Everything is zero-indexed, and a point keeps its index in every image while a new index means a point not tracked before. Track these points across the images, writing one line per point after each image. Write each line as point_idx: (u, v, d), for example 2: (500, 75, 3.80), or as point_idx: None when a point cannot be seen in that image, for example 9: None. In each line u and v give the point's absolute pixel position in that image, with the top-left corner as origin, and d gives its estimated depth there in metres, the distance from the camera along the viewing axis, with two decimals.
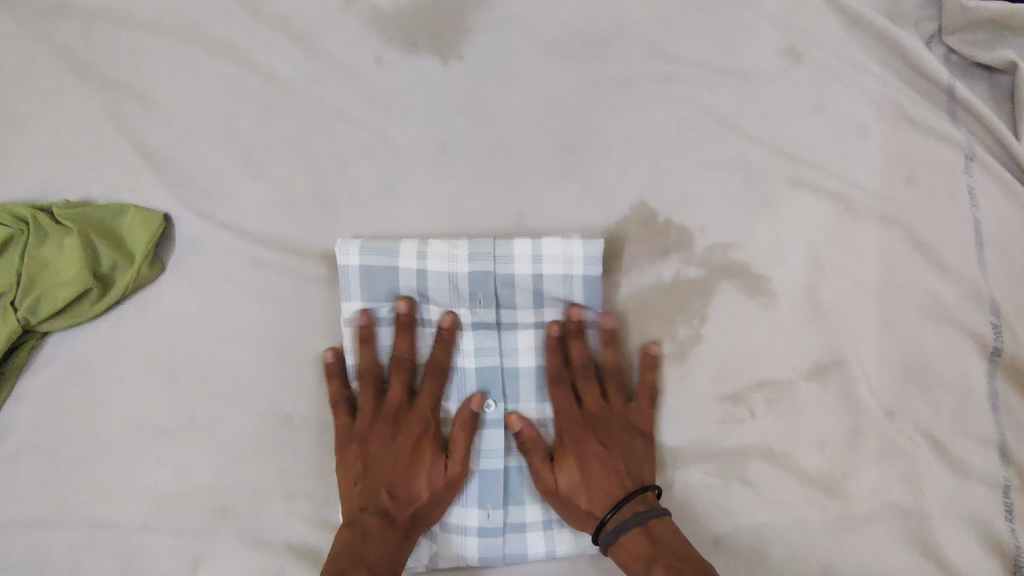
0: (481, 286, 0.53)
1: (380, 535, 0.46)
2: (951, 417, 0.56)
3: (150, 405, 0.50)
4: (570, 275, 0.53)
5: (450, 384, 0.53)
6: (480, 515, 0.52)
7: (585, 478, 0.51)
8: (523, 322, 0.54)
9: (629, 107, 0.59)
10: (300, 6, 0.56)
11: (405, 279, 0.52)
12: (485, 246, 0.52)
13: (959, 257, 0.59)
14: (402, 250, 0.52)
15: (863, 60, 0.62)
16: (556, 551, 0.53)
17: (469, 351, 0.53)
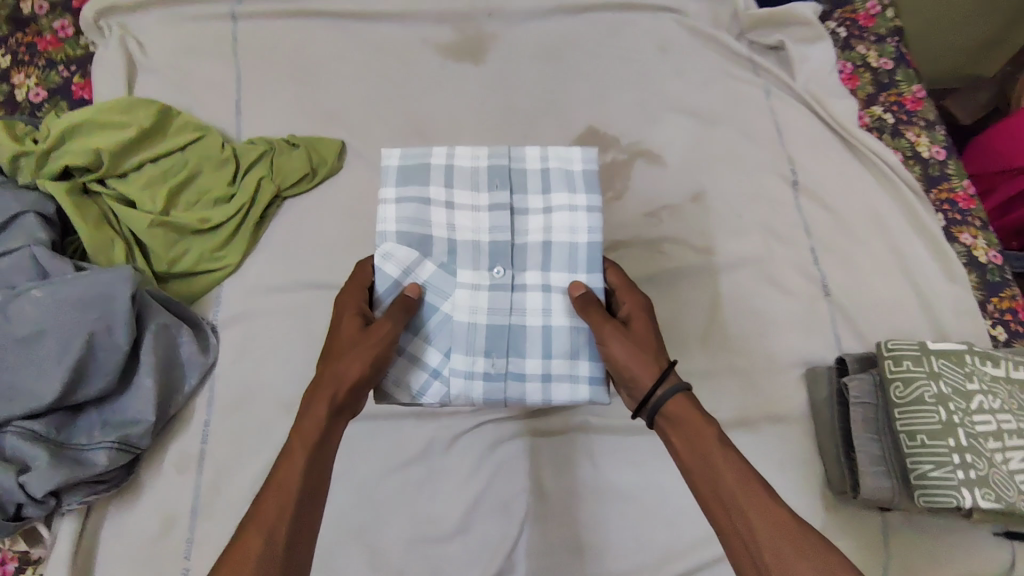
0: (497, 178, 0.70)
1: (318, 410, 0.61)
2: (778, 216, 1.01)
3: (340, 228, 0.93)
4: (572, 171, 0.71)
5: (467, 257, 0.70)
6: (486, 363, 0.69)
7: (639, 353, 0.65)
8: (532, 209, 0.70)
9: (576, 79, 1.09)
10: (398, 44, 1.07)
11: (436, 173, 0.71)
12: (502, 151, 0.71)
13: (769, 139, 1.06)
14: (436, 150, 0.71)
15: (701, 48, 1.12)
16: (551, 397, 0.70)
17: (485, 229, 0.70)
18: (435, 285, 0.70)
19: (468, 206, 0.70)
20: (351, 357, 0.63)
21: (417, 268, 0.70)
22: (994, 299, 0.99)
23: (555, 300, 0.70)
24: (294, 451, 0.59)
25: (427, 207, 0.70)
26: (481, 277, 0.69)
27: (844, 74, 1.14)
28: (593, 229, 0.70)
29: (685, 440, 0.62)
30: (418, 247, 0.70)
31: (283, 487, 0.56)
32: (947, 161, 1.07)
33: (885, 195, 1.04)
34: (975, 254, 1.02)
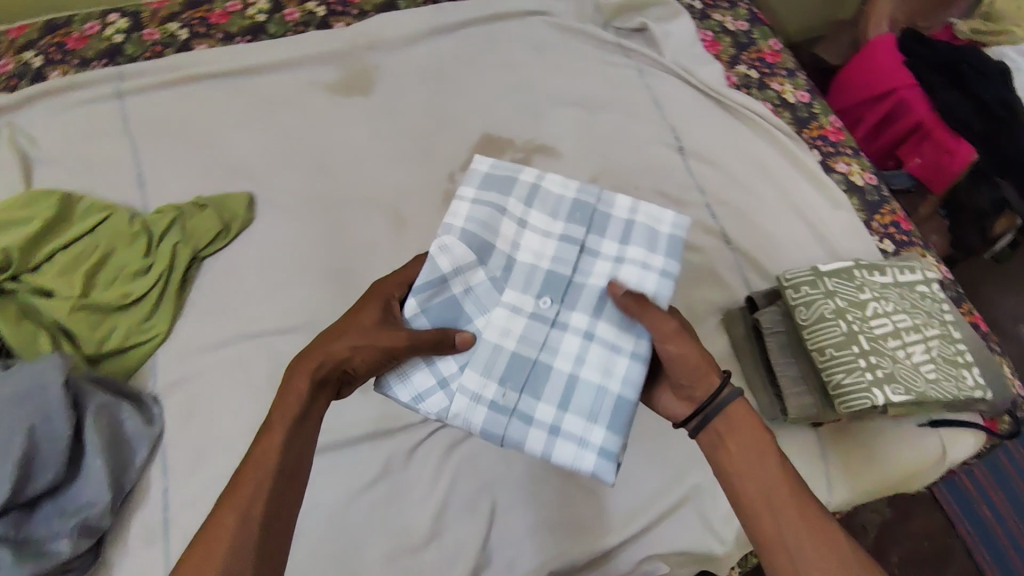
0: (577, 212, 0.71)
1: (303, 387, 0.63)
2: (673, 181, 1.08)
3: (264, 276, 0.96)
4: (658, 232, 0.70)
5: (520, 282, 0.69)
6: (496, 391, 0.65)
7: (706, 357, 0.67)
8: (603, 253, 0.70)
9: (464, 92, 1.14)
10: (288, 90, 1.11)
11: (517, 190, 0.73)
12: (592, 193, 0.72)
13: (650, 114, 1.15)
14: (528, 176, 0.73)
15: (572, 43, 1.21)
16: (551, 453, 0.64)
17: (549, 258, 0.70)
18: (478, 296, 0.69)
19: (538, 237, 0.71)
20: (345, 342, 0.64)
21: (469, 271, 0.69)
22: (876, 216, 1.08)
23: (599, 351, 0.66)
24: (275, 423, 0.62)
25: (500, 216, 0.71)
26: (524, 303, 0.68)
27: (707, 41, 1.23)
28: (662, 291, 0.68)
29: (741, 449, 0.65)
30: (476, 252, 0.69)
31: (257, 467, 0.59)
32: (811, 103, 1.19)
33: (763, 145, 1.13)
34: (853, 179, 1.11)
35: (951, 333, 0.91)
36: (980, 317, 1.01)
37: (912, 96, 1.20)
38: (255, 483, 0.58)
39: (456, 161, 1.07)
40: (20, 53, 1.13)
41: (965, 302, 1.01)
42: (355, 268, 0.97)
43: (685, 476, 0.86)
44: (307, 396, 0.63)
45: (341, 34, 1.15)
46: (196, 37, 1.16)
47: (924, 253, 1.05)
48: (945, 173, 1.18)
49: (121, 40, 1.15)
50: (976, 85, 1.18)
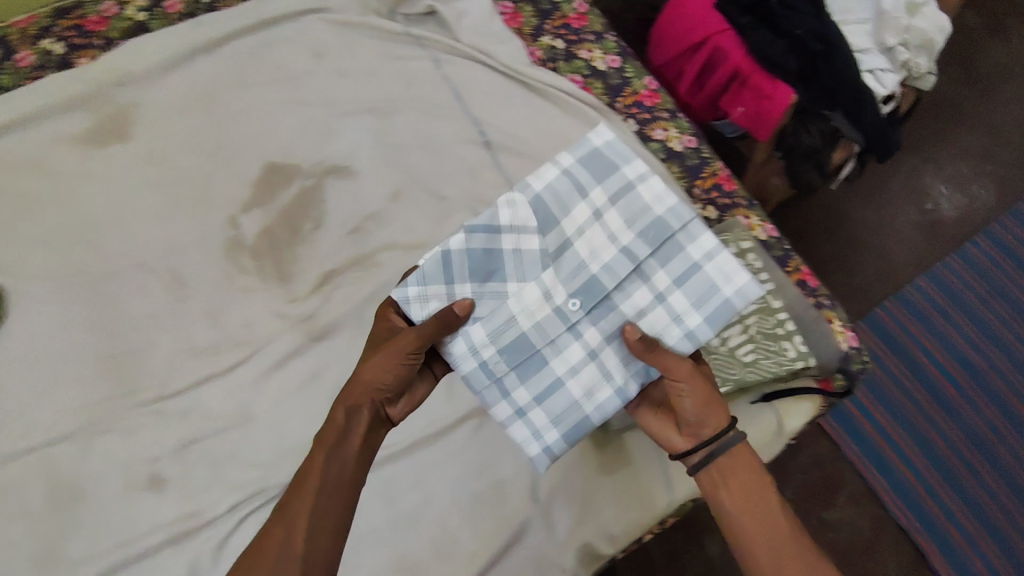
0: (641, 242, 0.71)
1: (338, 413, 0.69)
2: (482, 182, 1.00)
3: (27, 380, 0.85)
4: (718, 289, 0.69)
5: (563, 267, 0.74)
6: (494, 360, 0.75)
7: (713, 402, 0.74)
8: (650, 279, 0.72)
9: (237, 117, 1.01)
10: (29, 150, 0.96)
11: (607, 183, 0.73)
12: (683, 218, 0.71)
13: (449, 109, 1.05)
14: (632, 174, 0.73)
15: (356, 40, 1.08)
16: (505, 422, 0.77)
17: (600, 260, 0.73)
18: (523, 262, 0.74)
19: (604, 236, 0.73)
20: (361, 367, 0.71)
21: (523, 240, 0.74)
22: (698, 182, 1.03)
23: (597, 366, 0.74)
24: (318, 449, 0.67)
25: (578, 199, 0.74)
26: (557, 292, 0.74)
27: (506, 15, 1.14)
28: (678, 344, 0.71)
29: (741, 486, 0.73)
30: (539, 220, 0.73)
31: (300, 490, 0.65)
32: (623, 67, 1.10)
33: (575, 122, 1.05)
34: (671, 146, 1.05)
35: (771, 303, 0.89)
36: (808, 273, 0.98)
37: (726, 42, 1.13)
38: (300, 502, 0.64)
39: (237, 202, 0.96)
40: None
41: (791, 260, 0.99)
42: (136, 350, 0.88)
43: (519, 509, 0.82)
44: (337, 422, 0.69)
45: (83, 73, 1.00)
46: None
47: (748, 215, 1.01)
48: (767, 120, 1.13)
49: None
50: (785, 25, 1.11)
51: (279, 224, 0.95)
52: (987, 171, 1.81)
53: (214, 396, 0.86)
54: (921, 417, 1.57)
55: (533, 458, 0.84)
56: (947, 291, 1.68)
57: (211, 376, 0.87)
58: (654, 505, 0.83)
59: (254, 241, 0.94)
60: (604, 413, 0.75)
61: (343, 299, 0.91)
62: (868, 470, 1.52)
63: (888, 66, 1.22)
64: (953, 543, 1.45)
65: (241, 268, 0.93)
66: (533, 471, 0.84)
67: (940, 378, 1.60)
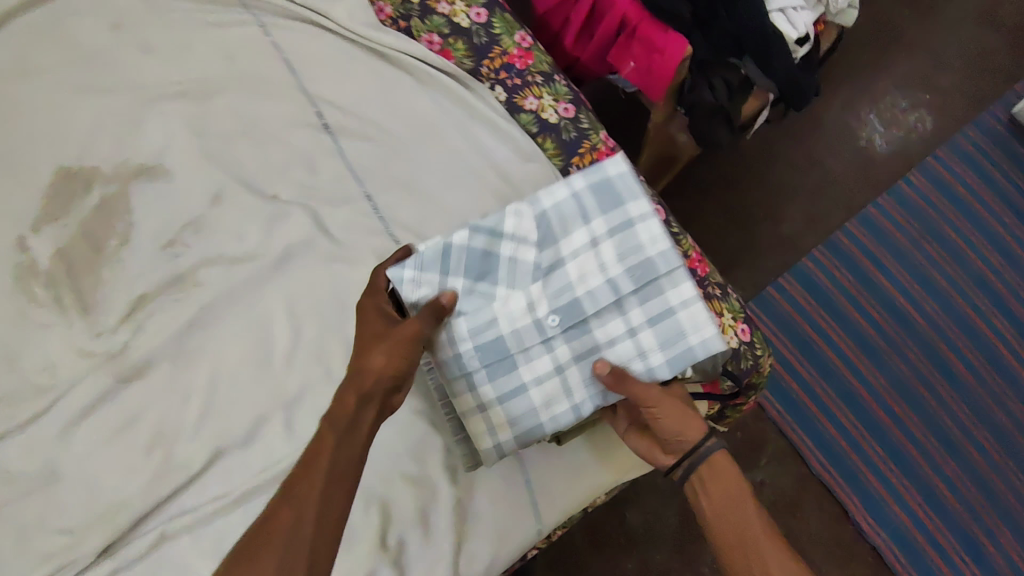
0: (629, 277, 0.68)
1: (347, 402, 0.60)
2: (322, 175, 0.85)
3: None
4: (684, 336, 0.67)
5: (548, 283, 0.70)
6: (468, 355, 0.69)
7: (688, 416, 0.72)
8: (626, 313, 0.69)
9: (21, 113, 0.85)
10: None
11: (607, 210, 0.70)
12: (673, 263, 0.68)
13: (279, 86, 0.89)
14: (632, 213, 0.69)
15: (164, 6, 0.91)
16: (463, 411, 0.70)
17: (583, 284, 0.69)
18: (513, 270, 0.69)
19: (593, 264, 0.69)
20: (367, 350, 0.62)
21: (519, 249, 0.69)
22: (574, 159, 0.89)
23: (559, 379, 0.70)
24: (322, 445, 0.59)
25: (574, 224, 0.70)
26: (539, 306, 0.69)
27: None
28: (643, 373, 0.68)
29: (718, 492, 0.72)
30: (539, 235, 0.69)
31: (303, 479, 0.58)
32: (490, 21, 0.91)
33: (432, 96, 0.91)
34: (544, 117, 0.90)
35: None
36: (698, 259, 0.86)
37: None
38: (308, 490, 0.57)
39: (24, 219, 0.81)
40: None
41: (678, 245, 0.86)
42: None
43: (368, 561, 0.72)
44: (344, 407, 0.60)
45: None
46: None
47: None
48: (659, 78, 0.99)
49: None
50: None
51: (76, 244, 0.80)
52: (926, 101, 1.68)
53: (12, 455, 0.75)
54: (844, 367, 1.50)
55: (383, 501, 0.75)
56: (876, 230, 1.57)
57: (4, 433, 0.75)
58: (518, 536, 0.77)
59: (47, 267, 0.80)
60: (556, 426, 0.70)
61: (155, 330, 0.78)
62: (789, 426, 1.47)
63: (802, 3, 1.06)
64: (875, 498, 1.43)
65: (33, 300, 0.79)
66: (384, 515, 0.74)
67: (866, 325, 1.52)
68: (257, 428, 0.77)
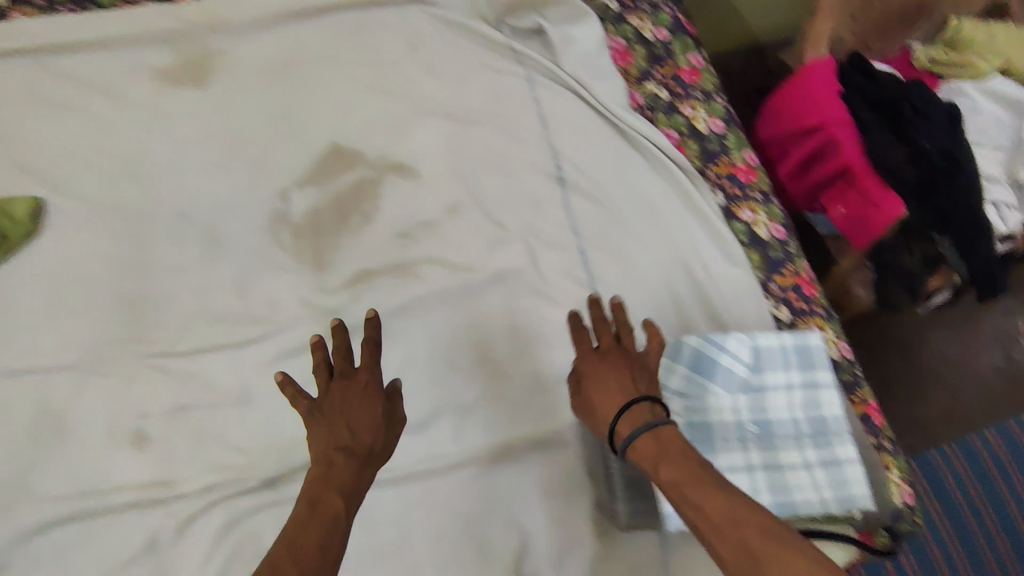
0: (810, 424, 0.74)
1: (348, 464, 0.59)
2: (546, 219, 0.93)
3: (46, 306, 0.82)
4: (847, 486, 0.71)
5: (752, 402, 0.73)
6: (677, 430, 0.70)
7: (611, 387, 0.65)
8: (803, 450, 0.72)
9: (317, 89, 0.97)
10: (111, 76, 0.95)
11: (808, 364, 0.76)
12: (845, 427, 0.75)
13: (531, 133, 0.98)
14: (818, 377, 0.76)
15: (455, 39, 1.03)
16: None
17: (775, 414, 0.73)
18: (725, 377, 0.73)
19: (784, 403, 0.74)
20: (370, 411, 0.63)
21: (735, 364, 0.74)
22: (777, 277, 0.94)
23: (749, 477, 0.68)
24: (333, 504, 0.56)
25: (776, 364, 0.75)
26: (741, 417, 0.72)
27: (617, 50, 1.06)
28: (819, 505, 0.69)
29: (673, 465, 0.57)
30: (754, 362, 0.75)
31: (307, 535, 0.53)
32: (725, 134, 1.03)
33: (656, 178, 0.98)
34: (756, 230, 0.97)
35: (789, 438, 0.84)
36: (875, 408, 0.89)
37: (843, 133, 1.03)
38: (313, 544, 0.52)
39: (292, 175, 0.92)
40: None
41: (858, 389, 0.89)
42: (150, 295, 0.84)
43: None
44: (347, 459, 0.60)
45: (182, 11, 0.99)
46: (18, 5, 1.00)
47: (822, 327, 0.92)
48: (868, 227, 1.03)
49: None
50: (914, 131, 1.02)
51: (329, 209, 0.91)
52: None
53: (218, 366, 0.82)
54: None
55: (523, 526, 0.77)
56: (1015, 444, 1.49)
57: (221, 344, 0.83)
58: None
59: (298, 222, 0.90)
60: None
61: (371, 304, 0.86)
62: None
63: (1015, 203, 1.09)
64: None
65: (277, 243, 0.89)
66: (523, 543, 0.76)
67: (987, 541, 1.38)
68: (430, 418, 0.81)
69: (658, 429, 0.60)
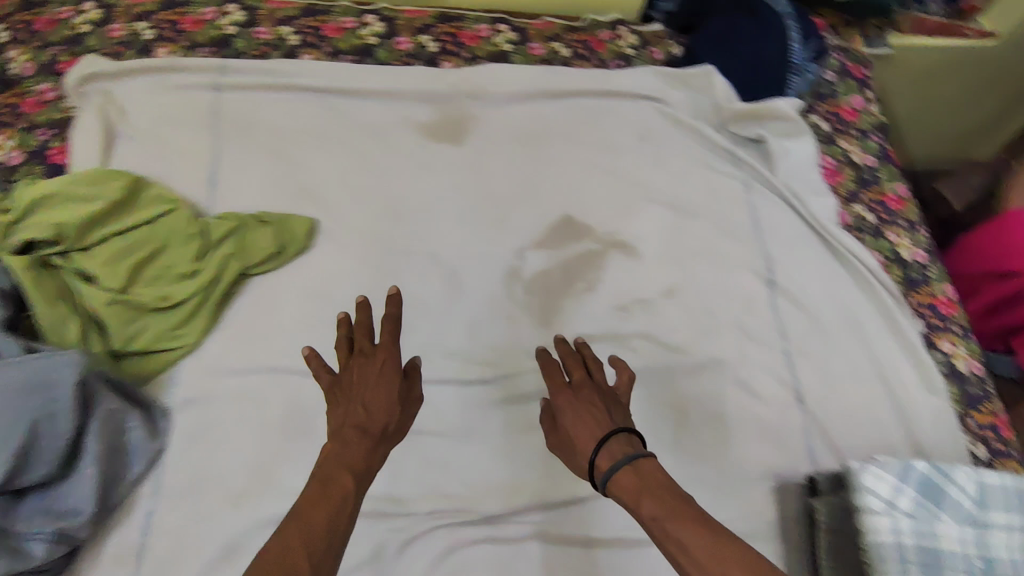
0: None
1: (357, 440, 0.67)
2: (754, 317, 0.99)
3: (309, 316, 0.93)
4: None
5: (976, 536, 0.76)
6: (906, 552, 0.73)
7: (585, 418, 0.73)
8: None
9: (556, 163, 1.08)
10: (381, 123, 1.09)
11: None
12: None
13: (745, 234, 1.05)
14: None
15: (680, 138, 1.12)
16: None
17: (1000, 552, 0.75)
18: (950, 507, 0.76)
19: (1009, 543, 0.76)
20: (384, 387, 0.71)
21: (961, 495, 0.77)
22: (975, 413, 0.96)
23: None
24: (344, 481, 0.63)
25: (1004, 503, 0.77)
26: (965, 548, 0.75)
27: (828, 170, 1.13)
28: None
29: (650, 493, 0.64)
30: (981, 497, 0.77)
31: (319, 507, 0.60)
32: (927, 265, 1.07)
33: (861, 297, 1.02)
34: (956, 363, 1.00)
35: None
36: None
37: None
38: (319, 516, 0.59)
39: (527, 237, 1.01)
40: (134, 23, 1.12)
41: None
42: None
43: None
44: (361, 437, 0.67)
45: (447, 76, 1.11)
46: (305, 46, 1.13)
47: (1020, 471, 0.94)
48: None
49: (233, 32, 1.13)
50: None
51: (557, 272, 0.99)
52: None
53: (449, 400, 0.90)
54: None
55: None
56: None
57: (453, 380, 0.91)
58: None
59: (529, 278, 0.98)
60: None
61: None
62: None
63: None
64: None
65: (508, 295, 0.97)
66: None
67: None
68: None
69: (638, 461, 0.67)
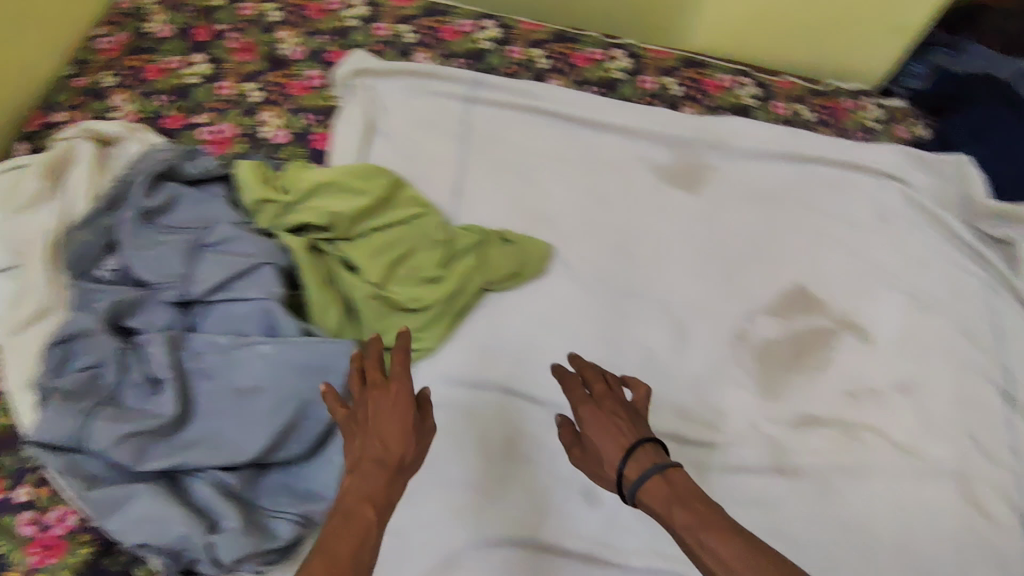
0: None
1: (373, 474, 0.60)
2: (989, 432, 0.93)
3: (538, 342, 0.94)
4: None
5: None
6: None
7: (608, 429, 0.68)
8: None
9: (793, 230, 1.05)
10: (620, 159, 1.09)
11: None
12: None
13: (987, 340, 0.99)
14: None
15: (921, 224, 1.08)
16: None
17: None
18: None
19: None
20: (395, 416, 0.63)
21: None
22: None
23: None
24: (364, 515, 0.58)
25: None
26: None
27: None
28: None
29: (682, 501, 0.61)
30: None
31: (333, 549, 0.55)
32: None
33: None
34: None
35: None
36: None
37: None
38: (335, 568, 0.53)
39: (759, 301, 0.99)
40: (397, 24, 1.17)
41: None
42: (621, 365, 0.93)
43: None
44: (379, 469, 0.60)
45: (691, 123, 1.11)
46: (552, 71, 1.16)
47: None
48: None
49: (488, 47, 1.17)
50: None
51: (789, 346, 0.97)
52: None
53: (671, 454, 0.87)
54: None
55: None
56: None
57: (676, 434, 0.89)
58: None
59: (756, 344, 0.96)
60: None
61: (814, 449, 0.90)
62: None
63: None
64: None
65: (736, 359, 0.95)
66: None
67: None
68: None
69: (668, 471, 0.64)
